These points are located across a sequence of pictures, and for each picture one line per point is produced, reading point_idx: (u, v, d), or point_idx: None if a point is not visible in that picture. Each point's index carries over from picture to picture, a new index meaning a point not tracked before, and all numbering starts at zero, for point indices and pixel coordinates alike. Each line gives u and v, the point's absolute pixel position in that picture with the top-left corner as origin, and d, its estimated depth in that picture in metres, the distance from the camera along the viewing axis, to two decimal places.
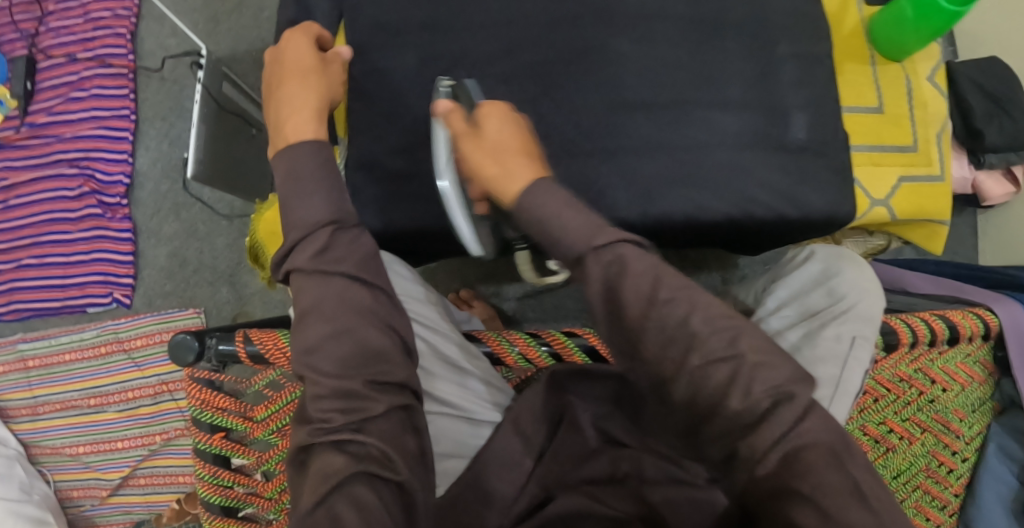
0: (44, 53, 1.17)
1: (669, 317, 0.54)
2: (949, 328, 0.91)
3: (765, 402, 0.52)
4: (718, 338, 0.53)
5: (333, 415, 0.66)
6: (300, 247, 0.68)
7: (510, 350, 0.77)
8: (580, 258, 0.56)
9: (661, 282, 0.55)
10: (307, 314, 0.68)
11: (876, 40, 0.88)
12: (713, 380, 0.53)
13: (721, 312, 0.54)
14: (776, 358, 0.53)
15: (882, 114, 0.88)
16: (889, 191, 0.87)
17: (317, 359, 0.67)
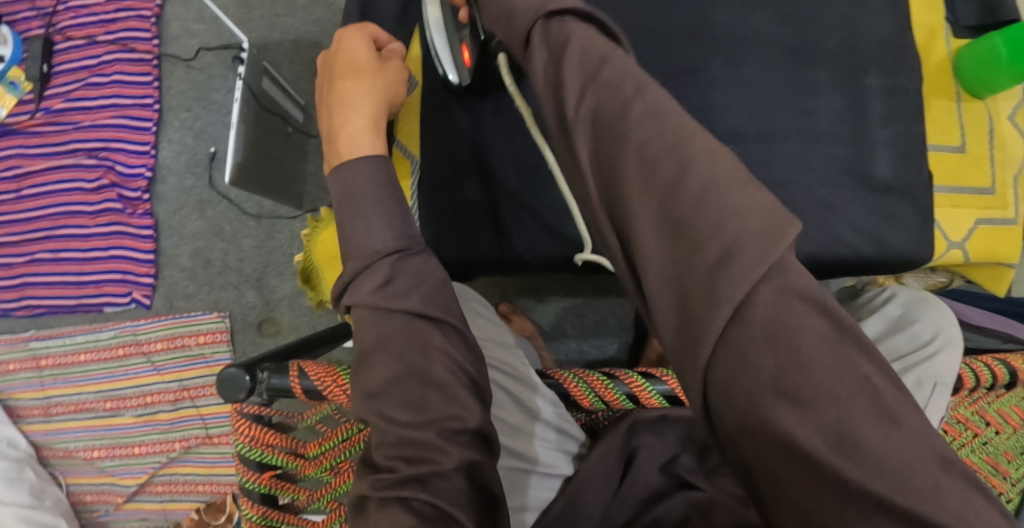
0: (61, 34, 1.09)
1: (606, 100, 0.46)
2: (1011, 373, 0.89)
3: (712, 239, 0.41)
4: (660, 134, 0.44)
5: (400, 465, 0.60)
6: (360, 281, 0.62)
7: (587, 392, 0.72)
8: (529, 39, 0.50)
9: (608, 61, 0.47)
10: (371, 356, 0.62)
11: (963, 75, 0.85)
12: (649, 181, 0.43)
13: (674, 111, 0.45)
14: (736, 179, 0.42)
15: (963, 154, 0.85)
16: (965, 234, 0.84)
17: (383, 403, 0.61)
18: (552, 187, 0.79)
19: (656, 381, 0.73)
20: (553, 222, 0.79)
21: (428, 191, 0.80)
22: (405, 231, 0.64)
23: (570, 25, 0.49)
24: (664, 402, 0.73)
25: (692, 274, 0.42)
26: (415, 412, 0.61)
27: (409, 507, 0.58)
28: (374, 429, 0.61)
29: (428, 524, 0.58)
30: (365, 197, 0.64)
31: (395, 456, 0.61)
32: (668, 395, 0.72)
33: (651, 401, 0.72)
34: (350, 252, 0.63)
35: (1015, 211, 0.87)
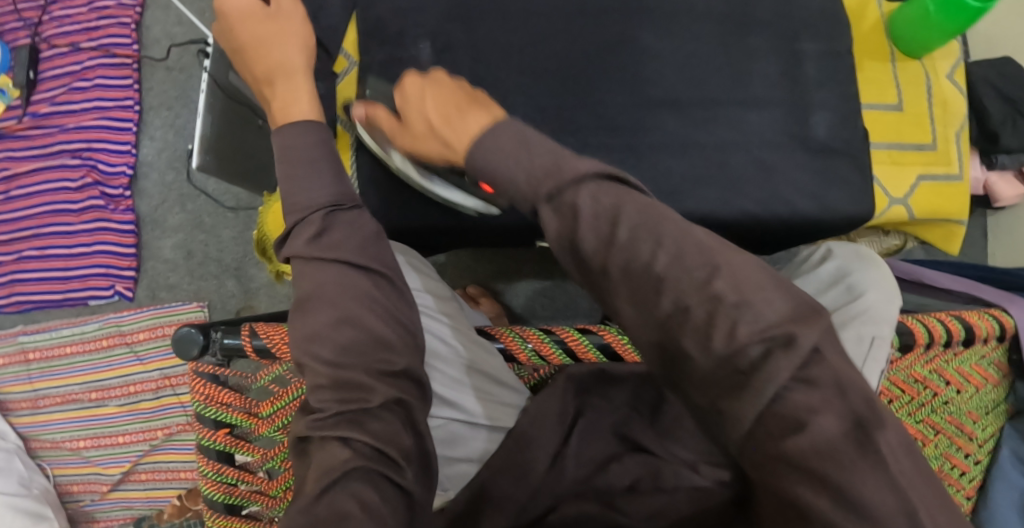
0: (47, 43, 1.15)
1: (633, 256, 0.45)
2: (965, 329, 0.89)
3: (755, 346, 0.42)
4: (690, 277, 0.44)
5: (333, 406, 0.63)
6: (298, 232, 0.66)
7: (524, 346, 0.77)
8: (539, 208, 0.49)
9: (621, 216, 0.46)
10: (309, 305, 0.65)
11: (897, 36, 0.87)
12: (686, 316, 0.44)
13: (695, 245, 0.45)
14: (763, 291, 0.43)
15: (902, 112, 0.87)
16: (908, 189, 0.86)
17: (319, 349, 0.64)
18: None
19: (591, 337, 0.78)
20: None
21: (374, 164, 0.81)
22: (345, 188, 0.68)
23: (578, 189, 0.47)
24: (600, 356, 0.77)
25: (730, 367, 0.42)
26: (350, 357, 0.64)
27: (345, 444, 0.62)
28: (309, 374, 0.64)
29: (363, 459, 0.61)
30: (303, 159, 0.68)
31: (329, 399, 0.64)
32: (603, 348, 0.77)
33: (586, 355, 0.77)
34: (288, 208, 0.66)
35: (960, 166, 0.88)
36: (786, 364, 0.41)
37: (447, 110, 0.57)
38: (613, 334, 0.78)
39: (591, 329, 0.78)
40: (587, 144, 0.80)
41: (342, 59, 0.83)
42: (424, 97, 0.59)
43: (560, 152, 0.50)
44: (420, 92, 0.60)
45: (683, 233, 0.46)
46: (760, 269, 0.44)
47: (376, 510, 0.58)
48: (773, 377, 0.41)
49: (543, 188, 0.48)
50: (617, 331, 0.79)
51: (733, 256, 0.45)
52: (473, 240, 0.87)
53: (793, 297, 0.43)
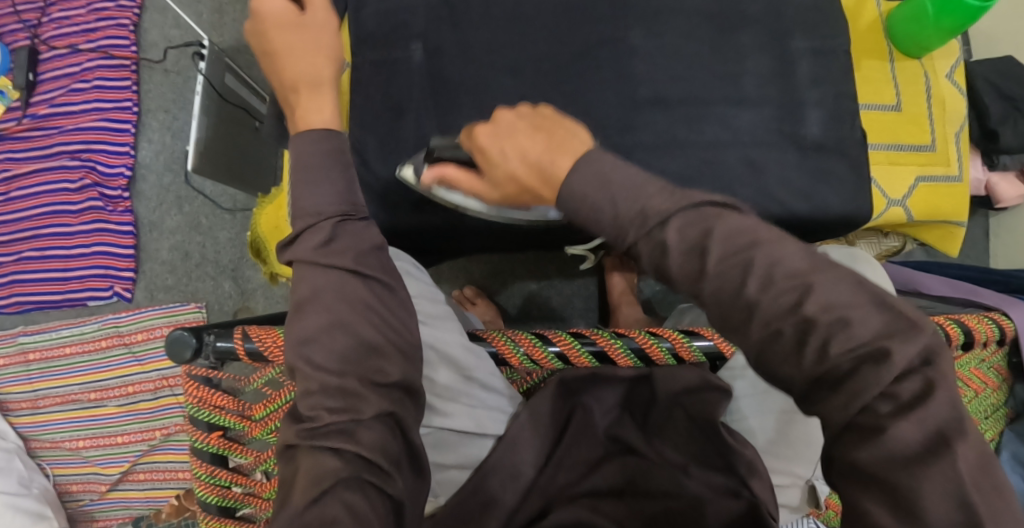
0: (46, 44, 1.16)
1: (721, 282, 0.45)
2: (965, 333, 0.88)
3: (844, 364, 0.42)
4: (781, 300, 0.43)
5: (323, 415, 0.61)
6: (305, 237, 0.64)
7: (516, 350, 0.75)
8: (633, 248, 0.48)
9: (710, 243, 0.45)
10: (306, 305, 0.63)
11: (894, 34, 0.86)
12: (775, 340, 0.43)
13: (784, 263, 0.44)
14: (855, 304, 0.43)
15: (899, 112, 0.86)
16: (906, 191, 0.85)
17: (311, 351, 0.63)
18: None
19: (584, 341, 0.76)
20: None
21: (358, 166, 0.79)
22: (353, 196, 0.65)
23: (667, 227, 0.46)
24: (593, 360, 0.76)
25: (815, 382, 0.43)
26: (341, 363, 0.63)
27: (334, 453, 0.61)
28: (299, 378, 0.63)
29: (353, 467, 0.60)
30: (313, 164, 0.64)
31: (319, 406, 0.62)
32: (597, 353, 0.76)
33: (579, 359, 0.76)
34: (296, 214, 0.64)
35: (959, 167, 0.87)
36: (877, 376, 0.41)
37: (534, 165, 0.51)
38: (607, 339, 0.76)
39: (582, 333, 0.77)
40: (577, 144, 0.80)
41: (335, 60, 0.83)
42: (507, 157, 0.52)
43: (643, 187, 0.48)
44: (497, 147, 0.53)
45: (774, 253, 0.44)
46: (856, 285, 0.43)
47: (363, 517, 0.58)
48: (858, 392, 0.41)
49: (632, 230, 0.47)
50: (610, 334, 0.77)
51: (823, 270, 0.44)
52: (469, 241, 0.86)
53: (886, 308, 0.43)
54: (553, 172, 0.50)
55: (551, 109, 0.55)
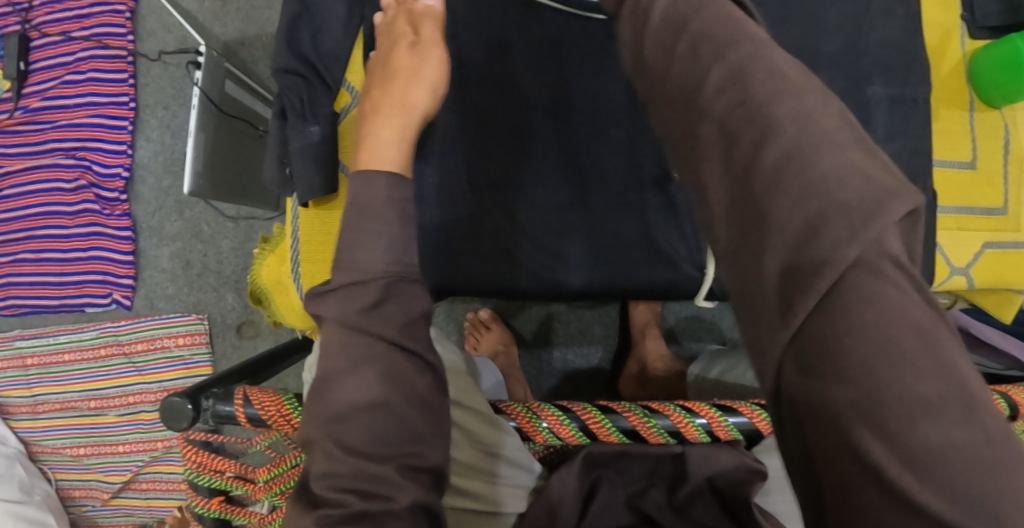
0: (37, 30, 1.07)
1: (696, 81, 0.43)
2: (1013, 407, 0.82)
3: (799, 203, 0.38)
4: (747, 107, 0.41)
5: (348, 501, 0.51)
6: (350, 294, 0.55)
7: (540, 427, 0.70)
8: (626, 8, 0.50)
9: (705, 12, 0.44)
10: (339, 368, 0.54)
11: (976, 82, 0.77)
12: (730, 153, 0.41)
13: (763, 68, 0.41)
14: (826, 136, 0.39)
15: (975, 170, 0.77)
16: (971, 258, 0.77)
17: (342, 427, 0.53)
18: (523, 208, 0.74)
19: (612, 415, 0.70)
20: (513, 248, 0.73)
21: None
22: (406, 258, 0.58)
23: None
24: (622, 438, 0.71)
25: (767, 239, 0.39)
26: (375, 446, 0.53)
27: None
28: (317, 452, 0.53)
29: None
30: (373, 213, 0.58)
31: (344, 489, 0.52)
32: (627, 430, 0.71)
33: (606, 436, 0.70)
34: (340, 268, 0.57)
35: None
36: (844, 230, 0.36)
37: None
38: (639, 417, 0.70)
39: (612, 407, 0.71)
40: (615, 201, 0.74)
41: (344, 92, 0.74)
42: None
43: None
44: None
45: (756, 53, 0.42)
46: (844, 122, 0.39)
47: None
48: (801, 262, 0.37)
49: None
50: (643, 411, 0.71)
51: (809, 91, 0.40)
52: None
53: (872, 155, 0.38)
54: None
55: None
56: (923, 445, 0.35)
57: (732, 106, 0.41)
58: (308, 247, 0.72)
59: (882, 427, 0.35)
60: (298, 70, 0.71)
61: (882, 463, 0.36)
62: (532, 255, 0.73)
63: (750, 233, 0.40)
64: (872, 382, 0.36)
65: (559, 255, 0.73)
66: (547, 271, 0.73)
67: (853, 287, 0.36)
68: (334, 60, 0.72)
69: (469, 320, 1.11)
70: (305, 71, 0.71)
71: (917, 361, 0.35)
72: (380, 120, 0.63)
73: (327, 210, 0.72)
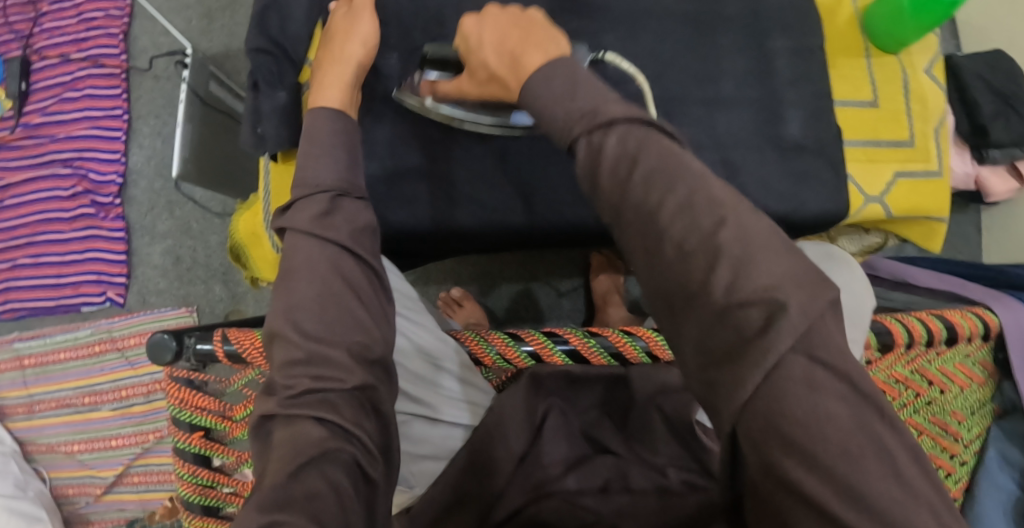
0: (38, 54, 1.18)
1: (643, 201, 0.47)
2: (947, 328, 0.84)
3: (752, 308, 0.42)
4: (697, 227, 0.45)
5: (302, 382, 0.59)
6: (301, 207, 0.64)
7: (488, 350, 0.76)
8: (574, 146, 0.50)
9: (648, 144, 0.48)
10: (293, 271, 0.62)
11: (870, 31, 0.86)
12: (688, 271, 0.45)
13: (708, 197, 0.46)
14: (767, 249, 0.44)
15: (877, 108, 0.86)
16: (884, 187, 0.85)
17: (299, 315, 0.61)
18: (464, 160, 0.81)
19: (557, 340, 0.75)
20: (462, 196, 0.81)
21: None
22: (345, 175, 0.66)
23: (609, 132, 0.48)
24: (565, 359, 0.76)
25: (730, 334, 0.43)
26: (329, 335, 0.61)
27: (317, 423, 0.58)
28: (282, 343, 0.61)
29: (333, 440, 0.58)
30: (319, 140, 0.67)
31: (298, 374, 0.60)
32: (569, 352, 0.75)
33: (551, 358, 0.75)
34: (295, 185, 0.65)
35: (939, 163, 0.87)
36: (787, 328, 0.41)
37: (509, 55, 0.56)
38: (580, 338, 0.75)
39: (555, 332, 0.76)
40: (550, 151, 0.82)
41: (306, 67, 0.81)
42: (484, 45, 0.58)
43: None
44: (477, 36, 0.59)
45: (698, 183, 0.46)
46: (771, 232, 0.45)
47: (345, 494, 0.55)
48: (764, 352, 0.41)
49: None
50: (584, 333, 0.76)
51: (745, 212, 0.45)
52: (459, 247, 0.88)
53: (800, 260, 0.44)
54: (524, 64, 0.54)
55: (542, 14, 0.59)
56: (855, 480, 0.40)
57: (687, 229, 0.45)
58: (279, 197, 0.79)
59: (817, 467, 0.40)
60: (268, 50, 0.79)
61: (798, 470, 0.41)
62: (482, 200, 0.81)
63: (710, 327, 0.44)
64: (806, 436, 0.41)
65: (502, 203, 0.81)
66: (495, 215, 0.81)
67: (796, 373, 0.41)
68: (299, 41, 0.80)
69: (442, 300, 1.15)
70: (273, 50, 0.79)
71: (837, 406, 0.41)
72: (325, 72, 0.72)
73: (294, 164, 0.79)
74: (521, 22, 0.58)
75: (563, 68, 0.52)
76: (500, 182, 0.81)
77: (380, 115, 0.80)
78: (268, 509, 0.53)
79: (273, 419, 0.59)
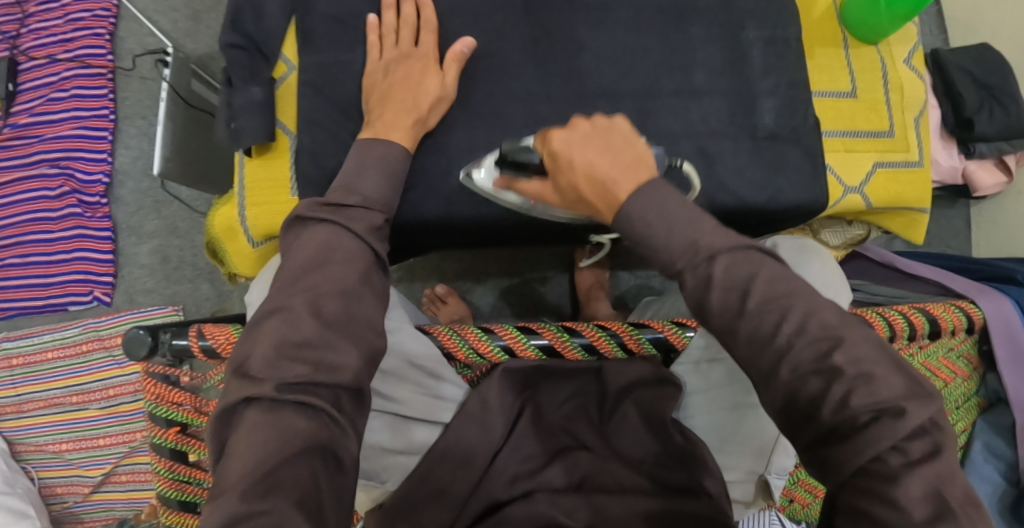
0: (25, 55, 1.18)
1: (758, 328, 0.52)
2: (930, 321, 0.82)
3: (862, 414, 0.49)
4: (813, 349, 0.51)
5: (301, 370, 0.59)
6: (358, 213, 0.67)
7: (461, 344, 0.75)
8: (677, 275, 0.55)
9: (759, 274, 0.53)
10: (330, 259, 0.63)
11: (848, 22, 0.86)
12: (803, 388, 0.51)
13: (821, 321, 0.52)
14: (877, 368, 0.50)
15: (855, 99, 0.86)
16: (863, 178, 0.84)
17: (323, 300, 0.62)
18: (439, 152, 0.80)
19: (533, 336, 0.77)
20: (439, 189, 0.80)
21: (306, 165, 0.78)
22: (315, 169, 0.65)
23: (713, 263, 0.54)
24: (539, 354, 0.77)
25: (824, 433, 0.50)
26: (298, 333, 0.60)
27: (301, 412, 0.58)
28: (286, 314, 0.61)
29: (321, 432, 0.58)
30: None
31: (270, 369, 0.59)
32: (543, 346, 0.77)
33: (524, 353, 0.76)
34: (344, 190, 0.68)
35: (920, 153, 0.87)
36: (891, 432, 0.48)
37: (600, 182, 0.58)
38: (555, 332, 0.77)
39: (529, 327, 0.78)
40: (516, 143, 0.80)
41: (281, 64, 0.81)
42: (575, 168, 0.59)
43: None
44: (568, 155, 0.60)
45: (810, 310, 0.52)
46: (877, 347, 0.52)
47: (329, 486, 0.56)
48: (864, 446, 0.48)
49: None
50: (558, 329, 0.78)
51: (857, 336, 0.52)
52: (438, 242, 0.88)
53: (907, 376, 0.51)
54: (616, 195, 0.58)
55: (625, 123, 0.62)
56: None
57: (810, 353, 0.51)
58: (253, 191, 0.79)
59: None
60: (241, 45, 0.79)
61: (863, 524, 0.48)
62: (459, 195, 0.80)
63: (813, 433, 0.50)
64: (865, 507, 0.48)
65: (478, 197, 0.80)
66: (469, 208, 0.80)
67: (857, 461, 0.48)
68: (273, 36, 0.80)
69: (427, 297, 1.15)
70: (246, 45, 0.79)
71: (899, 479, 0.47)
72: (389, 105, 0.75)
73: (268, 157, 0.80)
74: (610, 137, 0.60)
75: (654, 194, 0.56)
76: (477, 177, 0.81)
77: (353, 109, 0.79)
78: (256, 494, 0.53)
79: (250, 402, 0.58)
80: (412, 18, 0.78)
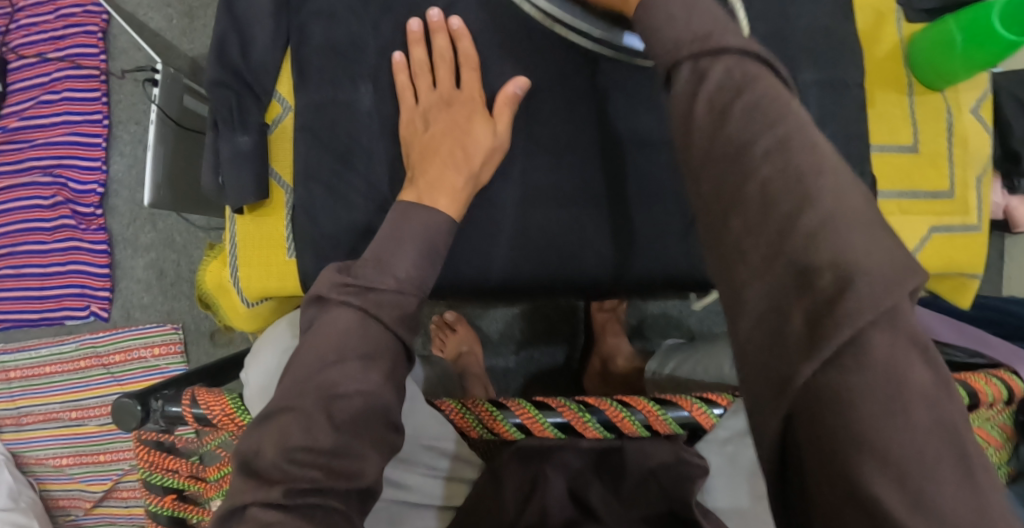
0: (13, 52, 1.11)
1: (734, 138, 0.44)
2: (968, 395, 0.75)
3: (826, 270, 0.38)
4: (784, 175, 0.42)
5: (314, 474, 0.53)
6: (383, 295, 0.59)
7: (473, 423, 0.68)
8: (675, 68, 0.48)
9: (759, 77, 0.45)
10: (346, 354, 0.56)
11: (915, 64, 0.76)
12: (759, 228, 0.41)
13: (808, 144, 0.42)
14: (858, 214, 0.40)
15: (917, 153, 0.77)
16: (916, 244, 0.77)
17: (341, 401, 0.55)
18: None
19: (548, 411, 0.68)
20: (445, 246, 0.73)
21: (302, 218, 0.72)
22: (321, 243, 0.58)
23: (714, 60, 0.46)
24: (557, 433, 0.68)
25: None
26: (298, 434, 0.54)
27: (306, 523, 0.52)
28: (286, 417, 0.54)
29: None
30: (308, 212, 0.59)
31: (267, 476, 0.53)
32: (560, 424, 0.68)
33: (541, 432, 0.68)
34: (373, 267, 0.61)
35: (980, 216, 0.78)
36: (866, 299, 0.37)
37: None
38: (574, 411, 0.67)
39: (546, 402, 0.69)
40: (526, 196, 0.74)
41: (275, 103, 0.74)
42: None
43: None
44: None
45: (800, 130, 0.43)
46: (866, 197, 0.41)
47: None
48: None
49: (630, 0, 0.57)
50: (578, 406, 0.68)
51: (845, 170, 0.42)
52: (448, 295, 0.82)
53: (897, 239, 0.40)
54: None
55: None
56: None
57: (775, 171, 0.42)
58: (245, 251, 0.74)
59: None
60: (229, 84, 0.71)
61: None
62: (466, 254, 0.73)
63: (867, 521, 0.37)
64: None
65: (486, 256, 0.73)
66: (474, 267, 0.73)
67: None
68: (265, 72, 0.72)
69: (436, 322, 1.10)
70: (234, 84, 0.71)
71: None
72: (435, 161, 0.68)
73: (261, 215, 0.74)
74: None
75: None
76: (486, 234, 0.73)
77: (354, 157, 0.72)
78: None
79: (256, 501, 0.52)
80: (447, 52, 0.71)
